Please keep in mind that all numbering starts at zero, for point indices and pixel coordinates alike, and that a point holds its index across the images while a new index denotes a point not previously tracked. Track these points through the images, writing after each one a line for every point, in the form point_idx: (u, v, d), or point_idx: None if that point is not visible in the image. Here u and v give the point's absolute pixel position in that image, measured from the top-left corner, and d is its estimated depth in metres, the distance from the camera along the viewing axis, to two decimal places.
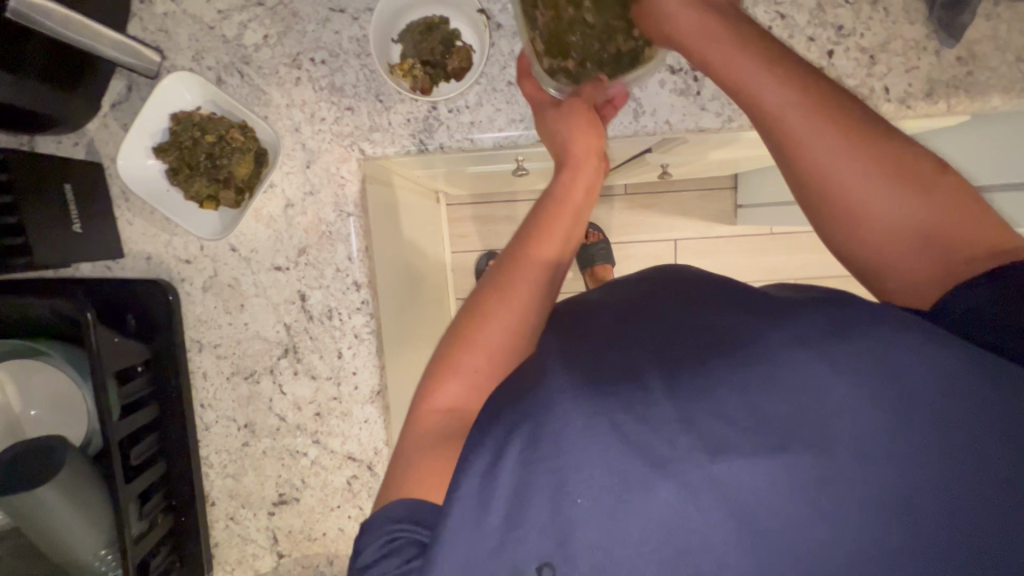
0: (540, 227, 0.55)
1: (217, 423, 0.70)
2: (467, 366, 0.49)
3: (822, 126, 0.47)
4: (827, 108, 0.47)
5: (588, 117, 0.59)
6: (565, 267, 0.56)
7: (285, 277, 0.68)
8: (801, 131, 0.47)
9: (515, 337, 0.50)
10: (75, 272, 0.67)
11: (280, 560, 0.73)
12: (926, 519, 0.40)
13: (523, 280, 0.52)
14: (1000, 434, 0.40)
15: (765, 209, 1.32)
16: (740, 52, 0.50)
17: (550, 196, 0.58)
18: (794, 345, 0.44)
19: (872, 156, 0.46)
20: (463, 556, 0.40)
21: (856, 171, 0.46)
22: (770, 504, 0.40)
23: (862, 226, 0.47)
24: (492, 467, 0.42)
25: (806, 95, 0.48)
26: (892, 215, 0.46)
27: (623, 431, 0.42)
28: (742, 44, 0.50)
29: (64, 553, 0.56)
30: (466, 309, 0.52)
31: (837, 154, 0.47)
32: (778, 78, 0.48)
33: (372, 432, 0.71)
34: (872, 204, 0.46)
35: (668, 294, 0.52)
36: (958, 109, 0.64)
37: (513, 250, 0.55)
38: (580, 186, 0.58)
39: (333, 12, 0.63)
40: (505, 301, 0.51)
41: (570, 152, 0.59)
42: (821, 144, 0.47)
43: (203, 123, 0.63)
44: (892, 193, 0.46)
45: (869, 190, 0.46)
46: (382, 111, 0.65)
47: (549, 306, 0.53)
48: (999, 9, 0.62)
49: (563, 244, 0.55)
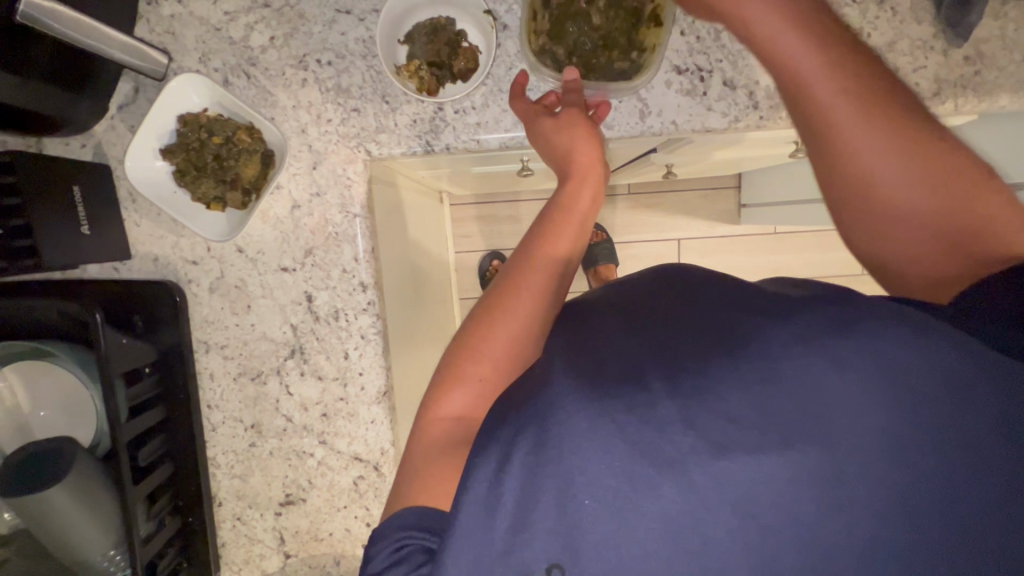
0: (545, 237, 0.55)
1: (224, 424, 0.70)
2: (471, 374, 0.49)
3: (869, 122, 0.46)
4: (875, 102, 0.46)
5: (586, 127, 0.58)
6: (570, 274, 0.56)
7: (291, 278, 0.68)
8: (848, 127, 0.46)
9: (519, 344, 0.50)
10: (82, 273, 0.67)
11: (287, 560, 0.73)
12: (931, 514, 0.40)
13: (528, 289, 0.52)
14: (998, 428, 0.41)
15: (769, 208, 1.32)
16: (790, 31, 0.45)
17: (551, 205, 0.57)
18: (796, 343, 0.43)
19: (909, 153, 0.46)
20: (472, 560, 0.41)
21: (895, 169, 0.46)
22: (776, 508, 0.40)
23: (887, 220, 0.48)
24: (498, 470, 0.42)
25: (857, 88, 0.45)
26: (919, 211, 0.47)
27: (628, 432, 0.42)
28: (800, 26, 0.45)
29: (73, 553, 0.56)
30: (472, 319, 0.53)
31: (879, 151, 0.46)
32: (832, 66, 0.45)
33: (379, 432, 0.71)
34: (902, 199, 0.47)
35: (672, 294, 0.51)
36: (965, 108, 0.64)
37: (519, 259, 0.55)
38: (586, 193, 0.57)
39: (339, 13, 0.63)
40: (510, 310, 0.51)
41: (575, 162, 0.57)
42: (864, 141, 0.46)
43: (210, 124, 0.63)
44: (922, 190, 0.47)
45: (903, 186, 0.47)
46: (388, 112, 0.65)
47: (553, 312, 0.53)
48: (1007, 7, 0.61)
49: (567, 250, 0.55)
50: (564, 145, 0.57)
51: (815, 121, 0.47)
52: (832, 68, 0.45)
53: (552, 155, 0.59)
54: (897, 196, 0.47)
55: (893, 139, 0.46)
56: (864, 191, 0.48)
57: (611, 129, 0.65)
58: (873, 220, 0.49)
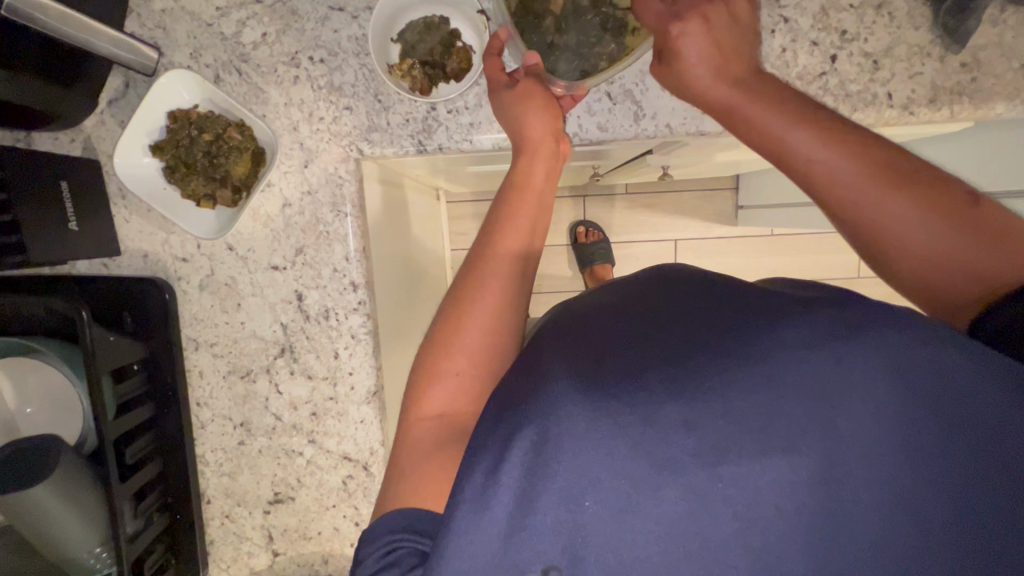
0: (505, 220, 0.54)
1: (213, 422, 0.70)
2: (448, 368, 0.49)
3: (870, 173, 0.45)
4: (828, 130, 0.47)
5: (543, 99, 0.57)
6: (535, 258, 0.55)
7: (282, 277, 0.67)
8: (817, 158, 0.46)
9: (495, 334, 0.50)
10: (72, 269, 0.67)
11: (275, 559, 0.73)
12: (932, 515, 0.40)
13: (496, 275, 0.51)
14: (1000, 434, 0.41)
15: (765, 210, 1.31)
16: (761, 103, 0.49)
17: (511, 184, 0.56)
18: (797, 347, 0.42)
19: (914, 195, 0.44)
20: (471, 558, 0.40)
21: (902, 209, 0.45)
22: (777, 507, 0.40)
23: (901, 260, 0.46)
24: (495, 467, 0.41)
25: (829, 134, 0.46)
26: (933, 247, 0.44)
27: (630, 434, 0.41)
28: (769, 100, 0.49)
29: (59, 550, 0.56)
30: (443, 311, 0.52)
31: (879, 192, 0.45)
32: (808, 130, 0.47)
33: (368, 432, 0.70)
34: (906, 232, 0.45)
35: (674, 295, 0.50)
36: (961, 116, 0.63)
37: (479, 246, 0.54)
38: (539, 168, 0.57)
39: (333, 10, 0.63)
40: (477, 299, 0.50)
41: (526, 138, 0.57)
42: (857, 185, 0.46)
43: (200, 121, 0.62)
44: (933, 226, 0.44)
45: (910, 221, 0.45)
46: (380, 111, 0.64)
47: (525, 298, 0.52)
48: (1006, 14, 0.61)
49: (528, 236, 0.54)
50: (520, 119, 0.57)
51: (793, 172, 0.48)
52: (801, 125, 0.47)
53: (509, 129, 0.59)
54: (891, 222, 0.45)
55: (883, 179, 0.45)
56: (866, 224, 0.46)
57: (606, 132, 0.65)
58: (886, 253, 0.47)
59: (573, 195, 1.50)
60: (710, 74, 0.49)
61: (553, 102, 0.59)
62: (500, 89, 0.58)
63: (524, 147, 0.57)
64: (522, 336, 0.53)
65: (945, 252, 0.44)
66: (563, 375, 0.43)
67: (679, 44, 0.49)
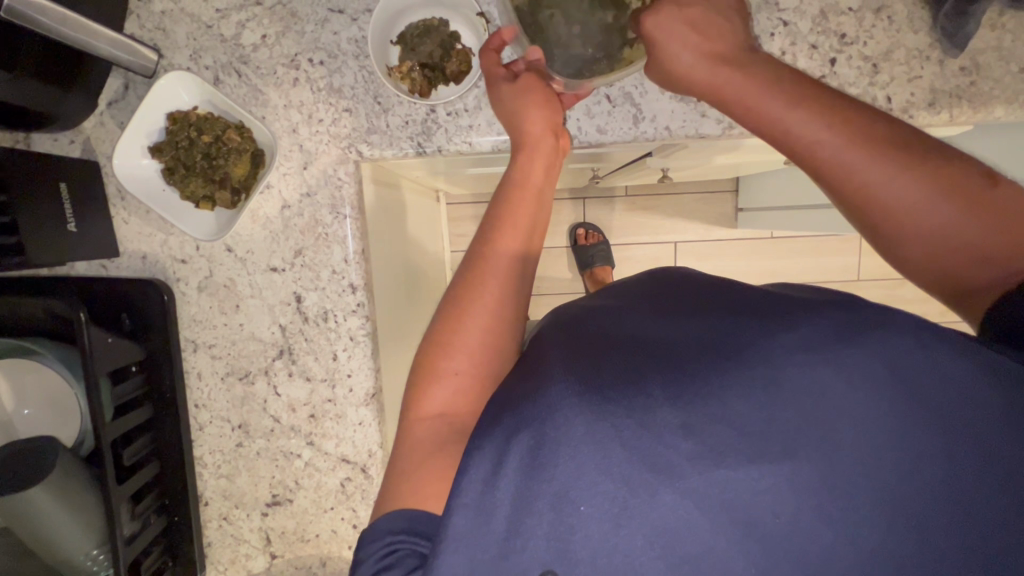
0: (505, 217, 0.54)
1: (211, 424, 0.70)
2: (448, 368, 0.49)
3: (874, 154, 0.45)
4: (829, 110, 0.46)
5: (544, 96, 0.57)
6: (534, 258, 0.55)
7: (281, 278, 0.67)
8: (820, 140, 0.46)
9: (495, 334, 0.50)
10: (71, 270, 0.67)
11: (273, 560, 0.73)
12: (933, 520, 0.40)
13: (496, 274, 0.51)
14: (1000, 438, 0.40)
15: (765, 213, 1.31)
16: (762, 86, 0.48)
17: (510, 181, 0.56)
18: (798, 350, 0.42)
19: (919, 175, 0.44)
20: (467, 561, 0.40)
21: (906, 190, 0.44)
22: (776, 512, 0.39)
23: (906, 242, 0.46)
24: (494, 472, 0.41)
25: (830, 116, 0.46)
26: (938, 227, 0.44)
27: (627, 438, 0.41)
28: (770, 82, 0.48)
29: (56, 553, 0.55)
30: (442, 310, 0.52)
31: (884, 174, 0.45)
32: (810, 111, 0.46)
33: (366, 434, 0.70)
34: (909, 214, 0.45)
35: (672, 299, 0.50)
36: (960, 119, 0.63)
37: (478, 244, 0.54)
38: (538, 165, 0.56)
39: (333, 12, 0.63)
40: (477, 298, 0.50)
41: (526, 134, 0.57)
42: (860, 167, 0.45)
43: (199, 122, 0.62)
44: (938, 207, 0.44)
45: (916, 202, 0.44)
46: (379, 113, 0.64)
47: (525, 298, 0.52)
48: (1004, 18, 0.61)
49: (527, 234, 0.54)
50: (520, 116, 0.57)
51: (795, 154, 0.48)
52: (803, 107, 0.46)
53: (508, 122, 0.58)
54: (895, 204, 0.45)
55: (887, 159, 0.45)
56: (872, 207, 0.46)
57: (605, 134, 0.65)
58: (890, 235, 0.46)
59: (572, 196, 1.50)
60: (698, 60, 0.50)
61: (554, 98, 0.59)
62: (499, 82, 0.58)
63: (524, 144, 0.57)
64: (521, 338, 0.53)
65: (949, 233, 0.44)
66: (563, 378, 0.43)
67: (661, 38, 0.50)
